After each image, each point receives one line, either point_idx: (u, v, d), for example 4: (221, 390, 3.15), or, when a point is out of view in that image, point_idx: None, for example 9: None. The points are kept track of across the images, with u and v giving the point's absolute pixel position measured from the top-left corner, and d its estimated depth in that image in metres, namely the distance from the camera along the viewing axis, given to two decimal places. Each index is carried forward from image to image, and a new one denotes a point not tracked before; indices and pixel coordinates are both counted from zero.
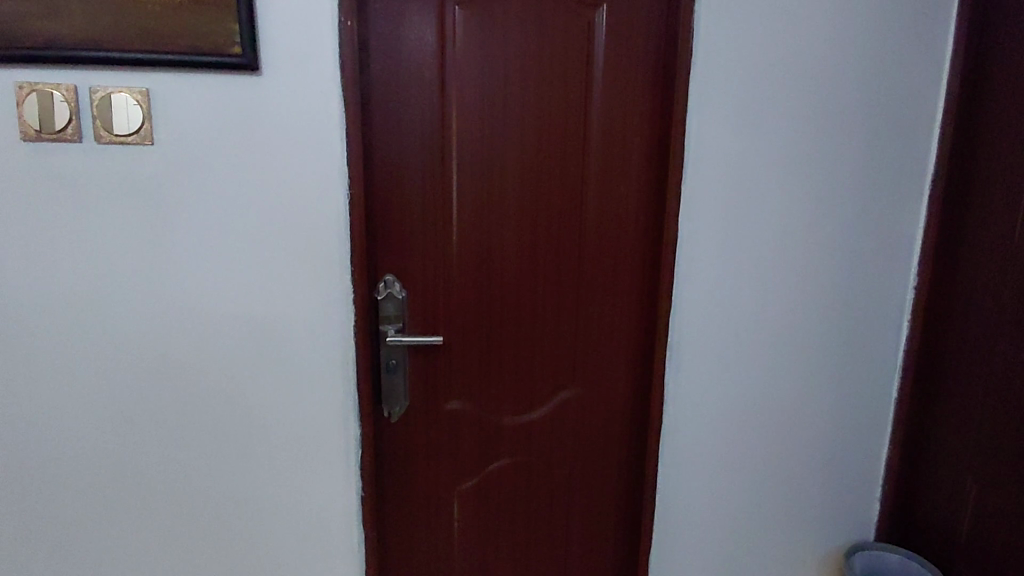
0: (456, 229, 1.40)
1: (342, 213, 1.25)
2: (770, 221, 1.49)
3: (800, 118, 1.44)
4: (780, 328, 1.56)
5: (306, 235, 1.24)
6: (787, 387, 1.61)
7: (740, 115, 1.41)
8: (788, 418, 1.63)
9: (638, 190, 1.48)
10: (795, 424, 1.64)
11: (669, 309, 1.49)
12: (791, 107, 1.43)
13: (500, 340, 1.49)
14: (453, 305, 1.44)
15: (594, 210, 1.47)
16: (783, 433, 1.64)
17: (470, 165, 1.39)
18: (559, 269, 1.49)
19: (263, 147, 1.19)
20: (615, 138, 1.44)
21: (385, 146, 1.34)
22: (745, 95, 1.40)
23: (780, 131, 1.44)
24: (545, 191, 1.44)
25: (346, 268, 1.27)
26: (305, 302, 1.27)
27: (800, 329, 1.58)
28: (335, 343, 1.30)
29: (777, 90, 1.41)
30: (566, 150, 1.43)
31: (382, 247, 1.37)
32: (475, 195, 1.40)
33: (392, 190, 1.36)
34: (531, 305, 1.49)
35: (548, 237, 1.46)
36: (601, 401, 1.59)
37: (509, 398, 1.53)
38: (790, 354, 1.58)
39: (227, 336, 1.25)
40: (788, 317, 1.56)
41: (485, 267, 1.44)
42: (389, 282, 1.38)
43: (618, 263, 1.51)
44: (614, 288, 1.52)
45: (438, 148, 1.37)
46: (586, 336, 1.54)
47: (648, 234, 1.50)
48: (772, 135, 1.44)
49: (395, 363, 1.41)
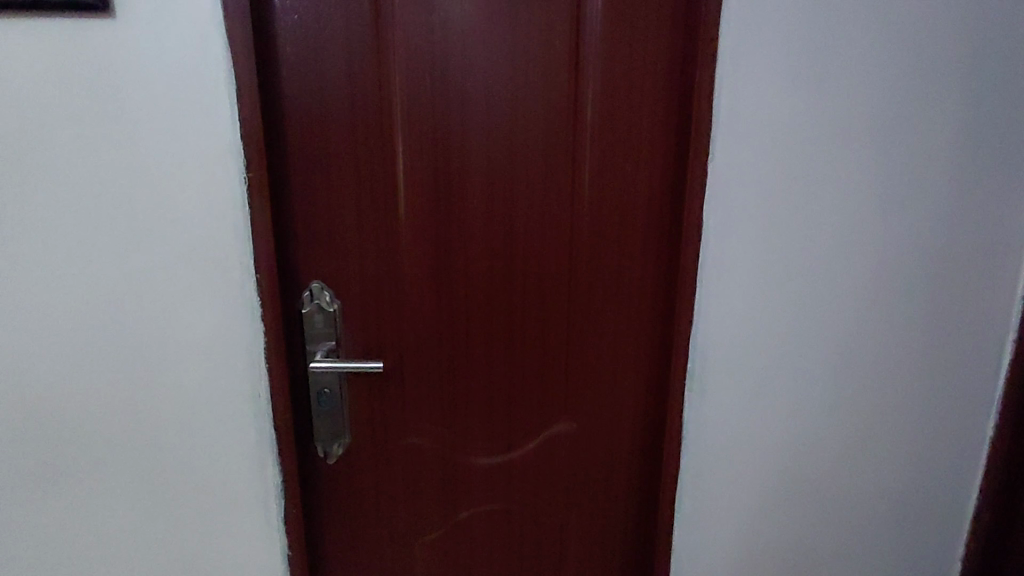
0: (403, 225, 1.08)
1: (240, 204, 0.95)
2: (822, 209, 1.12)
3: (872, 69, 1.06)
4: (833, 349, 1.20)
5: (196, 234, 0.95)
6: (839, 422, 1.25)
7: (788, 65, 1.03)
8: (841, 461, 1.27)
9: (649, 170, 1.12)
10: (849, 469, 1.28)
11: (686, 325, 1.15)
12: (860, 54, 1.05)
13: (466, 365, 1.17)
14: (404, 321, 1.12)
15: (591, 199, 1.12)
16: (831, 479, 1.28)
17: (418, 141, 1.05)
18: (544, 274, 1.15)
19: (131, 118, 0.90)
20: (617, 101, 1.08)
21: (302, 116, 1.02)
22: (794, 38, 1.02)
23: (843, 89, 1.06)
24: (522, 174, 1.09)
25: (250, 276, 0.98)
26: (199, 320, 0.99)
27: (860, 348, 1.21)
28: (242, 371, 1.02)
29: (840, 29, 1.03)
30: (551, 114, 1.07)
31: (305, 248, 1.07)
32: (428, 181, 1.07)
33: (314, 175, 1.05)
34: (508, 321, 1.16)
35: (529, 235, 1.12)
36: (602, 437, 1.26)
37: (480, 435, 1.22)
38: (843, 381, 1.22)
39: (105, 362, 0.98)
40: (842, 334, 1.19)
41: (445, 273, 1.12)
42: (315, 291, 1.08)
43: (623, 266, 1.16)
44: (618, 297, 1.18)
45: (373, 118, 1.04)
46: (583, 359, 1.21)
47: (663, 226, 1.15)
48: (830, 92, 1.06)
49: (328, 392, 1.11)
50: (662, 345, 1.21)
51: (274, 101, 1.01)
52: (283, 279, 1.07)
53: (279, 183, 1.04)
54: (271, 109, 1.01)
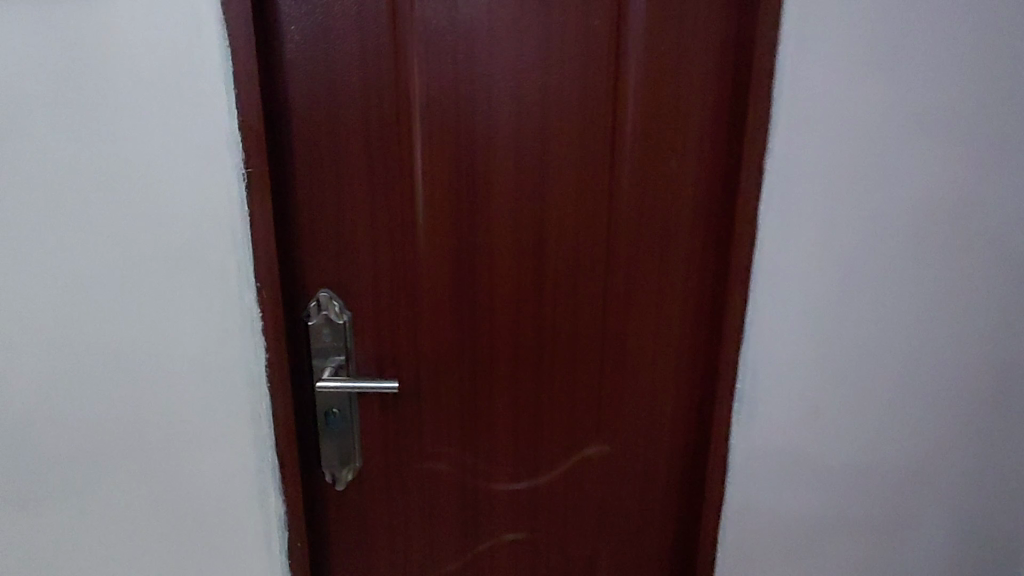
0: (422, 228, 0.97)
1: (238, 205, 0.84)
2: (891, 212, 0.99)
3: (952, 55, 0.94)
4: (898, 368, 1.08)
5: (190, 239, 0.85)
6: (904, 448, 1.12)
7: (859, 50, 0.92)
8: (904, 492, 1.14)
9: (695, 169, 1.01)
10: (913, 502, 1.15)
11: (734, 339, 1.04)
12: (939, 39, 0.93)
13: (490, 382, 1.05)
14: (422, 335, 1.01)
15: (631, 200, 1.01)
16: (894, 512, 1.15)
17: (440, 134, 0.94)
18: (577, 282, 1.04)
19: (120, 107, 0.80)
20: (661, 91, 0.97)
21: (310, 107, 0.91)
22: (864, 19, 0.91)
23: (918, 77, 0.94)
24: (555, 171, 0.98)
25: (249, 286, 0.87)
26: (194, 333, 0.88)
27: (928, 367, 1.08)
28: (241, 391, 0.91)
29: (917, 9, 0.91)
30: (587, 103, 0.96)
31: (312, 255, 0.96)
32: (451, 179, 0.96)
33: (323, 172, 0.94)
34: (537, 334, 1.05)
35: (561, 239, 1.01)
36: (638, 460, 1.15)
37: (505, 459, 1.10)
38: (908, 402, 1.10)
39: (94, 377, 0.89)
40: (909, 352, 1.07)
41: (467, 281, 1.00)
42: (323, 301, 0.97)
43: (664, 274, 1.06)
44: (658, 308, 1.07)
45: (389, 108, 0.92)
46: (619, 375, 1.10)
47: (710, 230, 1.04)
48: (904, 81, 0.94)
49: (337, 413, 1.00)
50: (706, 362, 1.10)
51: (279, 90, 0.90)
52: (287, 288, 0.95)
53: (284, 182, 0.93)
54: (274, 97, 0.89)
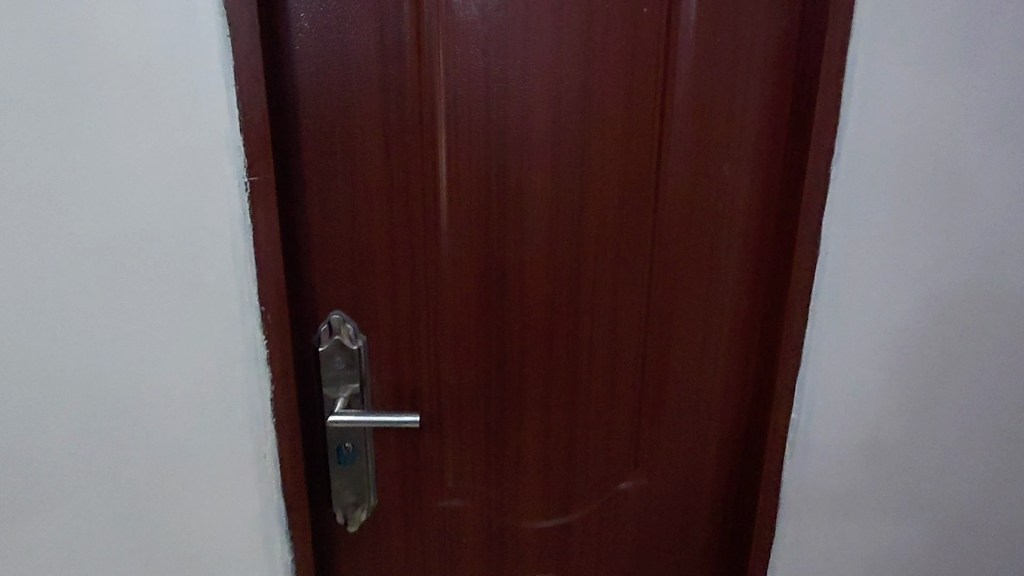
0: (445, 241, 0.86)
1: (240, 216, 0.73)
2: (965, 224, 0.90)
3: None
4: (967, 396, 0.98)
5: (183, 257, 0.74)
6: (970, 481, 1.02)
7: (938, 43, 0.82)
8: (967, 527, 1.05)
9: (748, 175, 0.91)
10: (976, 538, 1.06)
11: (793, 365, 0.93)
12: None
13: (518, 411, 0.95)
14: (444, 359, 0.90)
15: (679, 209, 0.91)
16: (955, 548, 1.06)
17: (467, 134, 0.83)
18: (617, 300, 0.93)
19: (101, 105, 0.69)
20: (714, 88, 0.86)
21: (319, 105, 0.79)
22: (946, 8, 0.81)
23: (1003, 75, 0.84)
24: (594, 177, 0.87)
25: (251, 310, 0.77)
26: (188, 363, 0.77)
27: (1000, 395, 0.98)
28: (243, 426, 0.81)
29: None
30: (634, 100, 0.85)
31: (321, 273, 0.85)
32: (478, 185, 0.85)
33: (334, 179, 0.82)
34: (572, 358, 0.94)
35: (600, 252, 0.90)
36: (679, 495, 1.04)
37: (533, 494, 1.00)
38: (977, 433, 1.00)
39: (73, 414, 0.78)
40: (980, 379, 0.97)
41: (495, 299, 0.89)
42: (335, 324, 0.86)
43: (712, 291, 0.95)
44: (704, 328, 0.97)
45: (410, 105, 0.81)
46: (660, 402, 0.99)
47: (763, 244, 0.94)
48: (986, 79, 0.84)
49: (350, 448, 0.90)
50: (756, 388, 0.99)
51: (285, 85, 0.78)
52: (296, 308, 0.84)
53: (290, 190, 0.81)
54: (280, 94, 0.78)
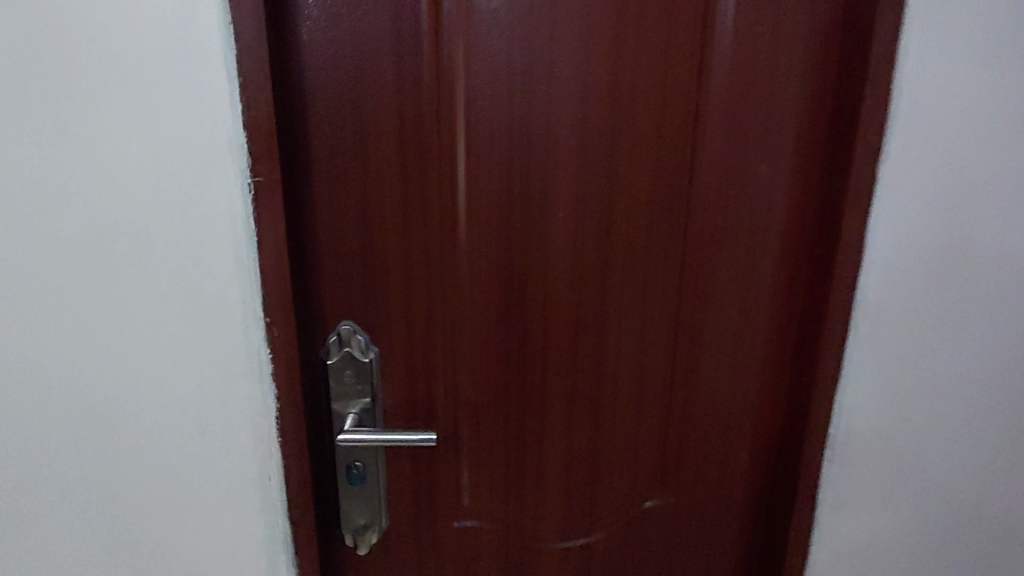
0: (463, 246, 0.80)
1: (243, 221, 0.67)
2: (1014, 229, 0.84)
3: None
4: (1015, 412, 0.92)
5: (180, 265, 0.68)
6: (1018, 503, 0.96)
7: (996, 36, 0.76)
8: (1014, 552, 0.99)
9: (786, 177, 0.85)
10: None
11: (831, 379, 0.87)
12: None
13: (539, 427, 0.89)
14: (460, 372, 0.84)
15: (712, 213, 0.84)
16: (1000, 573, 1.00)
17: (488, 132, 0.76)
18: (646, 310, 0.87)
19: (89, 99, 0.63)
20: (752, 81, 0.80)
21: (328, 100, 0.73)
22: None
23: None
24: (623, 179, 0.81)
25: (255, 322, 0.71)
26: (186, 380, 0.71)
27: None
28: (246, 447, 0.75)
29: None
30: (668, 96, 0.79)
31: (330, 281, 0.78)
32: (500, 187, 0.78)
33: (344, 181, 0.76)
34: (596, 371, 0.88)
35: (628, 259, 0.84)
36: (707, 514, 0.99)
37: (553, 515, 0.94)
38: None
39: (61, 435, 0.72)
40: None
41: (516, 309, 0.83)
42: (345, 335, 0.80)
43: (746, 300, 0.89)
44: (736, 339, 0.91)
45: (426, 100, 0.75)
46: (688, 417, 0.93)
47: (800, 250, 0.88)
48: None
49: (360, 468, 0.84)
50: (789, 402, 0.93)
51: (291, 79, 0.72)
52: (303, 320, 0.77)
53: (297, 193, 0.75)
54: (286, 87, 0.71)
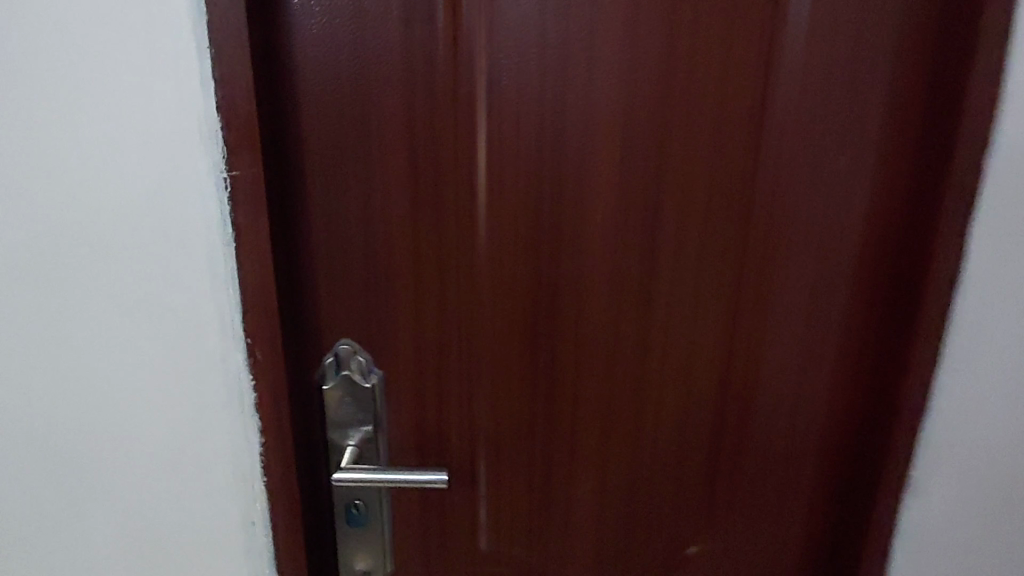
0: (482, 255, 0.67)
1: (217, 225, 0.55)
2: None
3: None
4: None
5: (145, 275, 0.56)
6: None
7: None
8: None
9: (872, 173, 0.70)
10: None
11: (917, 415, 0.73)
12: None
13: (569, 462, 0.77)
14: (478, 399, 0.73)
15: (780, 217, 0.71)
16: None
17: (513, 119, 0.64)
18: (696, 331, 0.74)
19: (33, 75, 0.52)
20: (836, 59, 0.66)
21: (321, 76, 0.61)
22: None
23: None
24: (673, 177, 0.68)
25: (234, 343, 0.59)
26: (156, 410, 0.60)
27: None
28: (227, 485, 0.64)
29: None
30: (733, 81, 0.65)
31: (325, 294, 0.66)
32: (526, 185, 0.66)
33: (341, 174, 0.63)
34: (637, 400, 0.76)
35: (676, 272, 0.71)
36: (761, 562, 0.86)
37: (583, 561, 0.82)
38: None
39: (18, 469, 0.62)
40: None
41: (544, 328, 0.71)
42: (342, 357, 0.68)
43: (815, 320, 0.75)
44: (803, 364, 0.77)
45: (440, 79, 0.62)
46: (742, 453, 0.80)
47: (885, 260, 0.73)
48: None
49: (360, 506, 0.73)
50: (863, 437, 0.80)
51: (277, 50, 0.60)
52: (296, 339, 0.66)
53: (286, 193, 0.63)
54: (276, 64, 0.60)
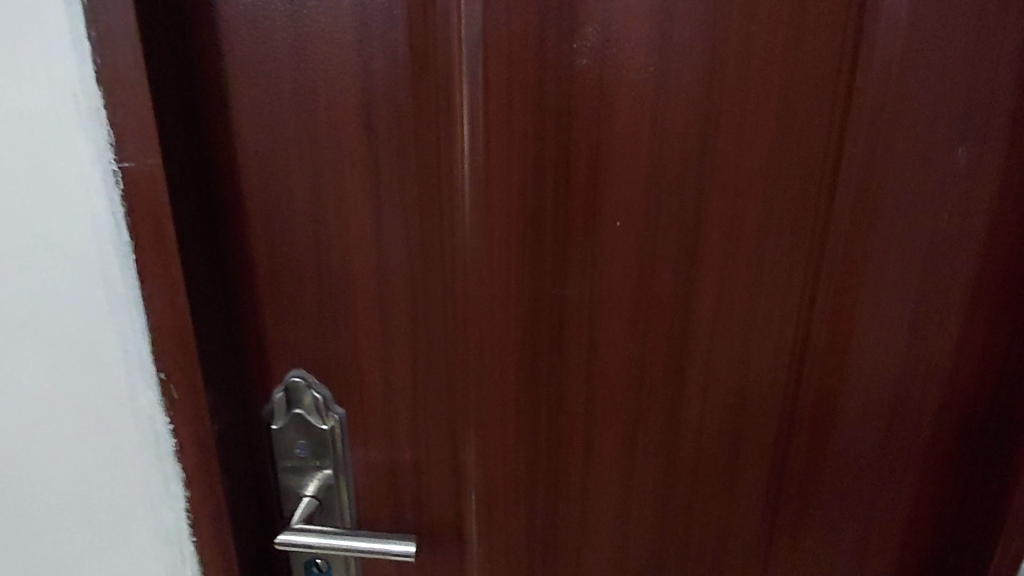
0: (465, 274, 0.52)
1: (113, 231, 0.43)
2: None
3: None
4: None
5: (30, 296, 0.45)
6: None
7: None
8: None
9: (999, 168, 0.51)
10: None
11: None
12: None
13: (582, 523, 0.62)
14: (464, 451, 0.58)
15: (865, 229, 0.53)
16: None
17: (503, 96, 0.47)
18: (745, 374, 0.57)
19: None
20: (961, 8, 0.47)
21: (252, 38, 0.46)
22: None
23: None
24: (719, 175, 0.50)
25: (144, 379, 0.47)
26: (60, 456, 0.49)
27: None
28: (151, 545, 0.52)
29: None
30: (811, 43, 0.47)
31: (270, 316, 0.53)
32: (523, 186, 0.50)
33: (284, 167, 0.49)
34: (669, 453, 0.60)
35: (721, 300, 0.54)
36: None
37: None
38: None
39: None
40: None
41: (546, 367, 0.55)
42: (295, 391, 0.55)
43: (908, 363, 0.57)
44: (888, 419, 0.59)
45: (406, 41, 0.46)
46: (800, 524, 0.63)
47: (1006, 283, 0.55)
48: None
49: (323, 565, 0.61)
50: (955, 504, 0.63)
51: (193, 7, 0.45)
52: (235, 368, 0.54)
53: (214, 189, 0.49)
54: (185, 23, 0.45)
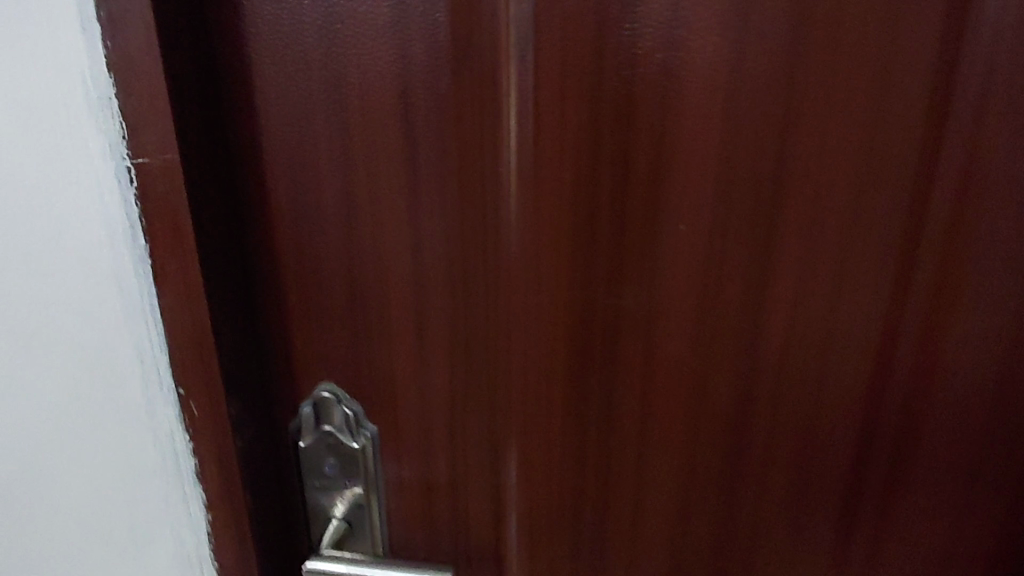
0: (509, 282, 0.47)
1: (126, 233, 0.39)
2: None
3: None
4: None
5: (48, 301, 0.42)
6: None
7: None
8: None
9: None
10: None
11: None
12: None
13: (632, 552, 0.57)
14: (505, 474, 0.53)
15: (965, 236, 0.46)
16: None
17: (555, 86, 0.42)
18: (820, 397, 0.51)
19: None
20: None
21: (280, 20, 0.42)
22: None
23: None
24: (798, 174, 0.44)
25: (162, 393, 0.43)
26: (81, 470, 0.47)
27: None
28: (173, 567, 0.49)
29: None
30: (913, 21, 0.41)
31: (298, 325, 0.49)
32: (575, 186, 0.44)
33: (313, 165, 0.45)
34: (730, 480, 0.54)
35: (795, 313, 0.48)
36: None
37: None
38: None
39: None
40: None
41: (596, 385, 0.50)
42: (324, 406, 0.51)
43: (1009, 389, 0.51)
44: (981, 448, 0.52)
45: (447, 25, 0.42)
46: (873, 562, 0.57)
47: None
48: None
49: None
50: None
51: None
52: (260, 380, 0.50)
53: (239, 189, 0.45)
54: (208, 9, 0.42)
